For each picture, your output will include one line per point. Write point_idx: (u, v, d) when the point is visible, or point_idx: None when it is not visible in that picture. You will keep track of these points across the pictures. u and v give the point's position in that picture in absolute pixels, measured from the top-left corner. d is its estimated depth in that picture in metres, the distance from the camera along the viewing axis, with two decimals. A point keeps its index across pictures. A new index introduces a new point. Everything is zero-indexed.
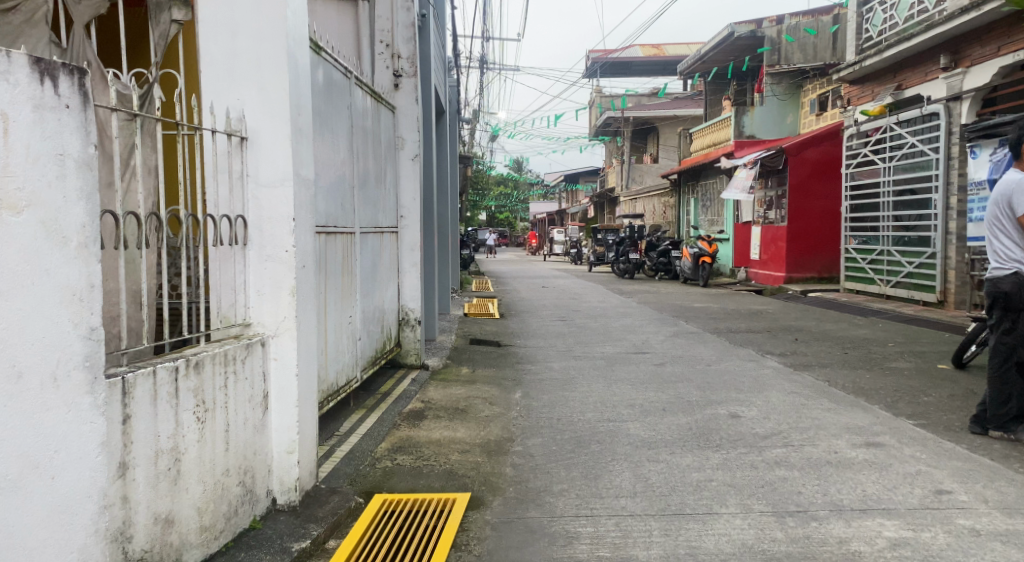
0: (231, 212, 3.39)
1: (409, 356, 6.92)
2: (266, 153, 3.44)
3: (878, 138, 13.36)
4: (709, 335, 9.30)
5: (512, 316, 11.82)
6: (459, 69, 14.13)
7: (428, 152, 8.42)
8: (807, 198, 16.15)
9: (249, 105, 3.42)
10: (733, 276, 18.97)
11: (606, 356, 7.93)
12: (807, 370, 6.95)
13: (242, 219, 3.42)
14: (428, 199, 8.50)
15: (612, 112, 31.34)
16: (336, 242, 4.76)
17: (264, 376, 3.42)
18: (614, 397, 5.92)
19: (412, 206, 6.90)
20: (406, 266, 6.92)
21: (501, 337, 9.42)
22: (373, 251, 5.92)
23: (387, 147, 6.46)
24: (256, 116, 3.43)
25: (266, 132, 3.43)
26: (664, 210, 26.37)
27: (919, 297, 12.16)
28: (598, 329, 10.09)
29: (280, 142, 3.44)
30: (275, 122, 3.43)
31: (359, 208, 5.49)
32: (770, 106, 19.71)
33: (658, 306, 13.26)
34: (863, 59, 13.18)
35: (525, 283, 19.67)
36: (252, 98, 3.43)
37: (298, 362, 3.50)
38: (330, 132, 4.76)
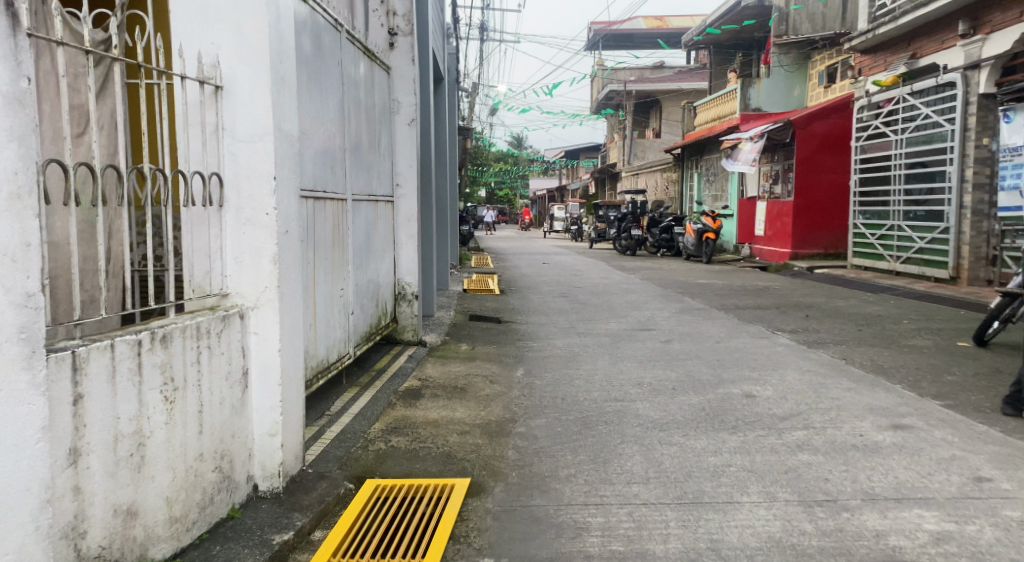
0: (204, 169, 3.07)
1: (405, 332, 6.63)
2: (244, 103, 3.11)
3: (891, 109, 13.19)
4: (716, 312, 9.01)
5: (512, 291, 11.53)
6: (458, 37, 13.76)
7: (426, 120, 8.11)
8: (815, 171, 15.84)
9: (225, 50, 3.10)
10: (737, 252, 18.67)
11: (610, 333, 7.63)
12: (821, 347, 6.67)
13: (217, 177, 3.11)
14: (426, 169, 8.20)
15: (614, 86, 30.93)
16: (326, 207, 4.46)
17: (242, 350, 3.11)
18: (620, 376, 5.62)
19: (408, 173, 6.58)
20: (402, 237, 6.61)
21: (501, 313, 9.13)
22: (367, 220, 5.61)
23: (382, 110, 6.15)
24: (233, 62, 3.11)
25: (244, 81, 3.11)
26: (667, 186, 26.02)
27: (930, 274, 11.91)
28: (601, 305, 9.81)
29: (258, 91, 3.11)
30: (252, 69, 3.10)
31: (351, 174, 5.18)
32: (777, 77, 19.39)
33: (661, 282, 12.96)
34: (876, 28, 13.09)
35: (524, 259, 19.37)
36: (228, 42, 3.10)
37: (280, 337, 3.19)
38: (319, 90, 4.46)
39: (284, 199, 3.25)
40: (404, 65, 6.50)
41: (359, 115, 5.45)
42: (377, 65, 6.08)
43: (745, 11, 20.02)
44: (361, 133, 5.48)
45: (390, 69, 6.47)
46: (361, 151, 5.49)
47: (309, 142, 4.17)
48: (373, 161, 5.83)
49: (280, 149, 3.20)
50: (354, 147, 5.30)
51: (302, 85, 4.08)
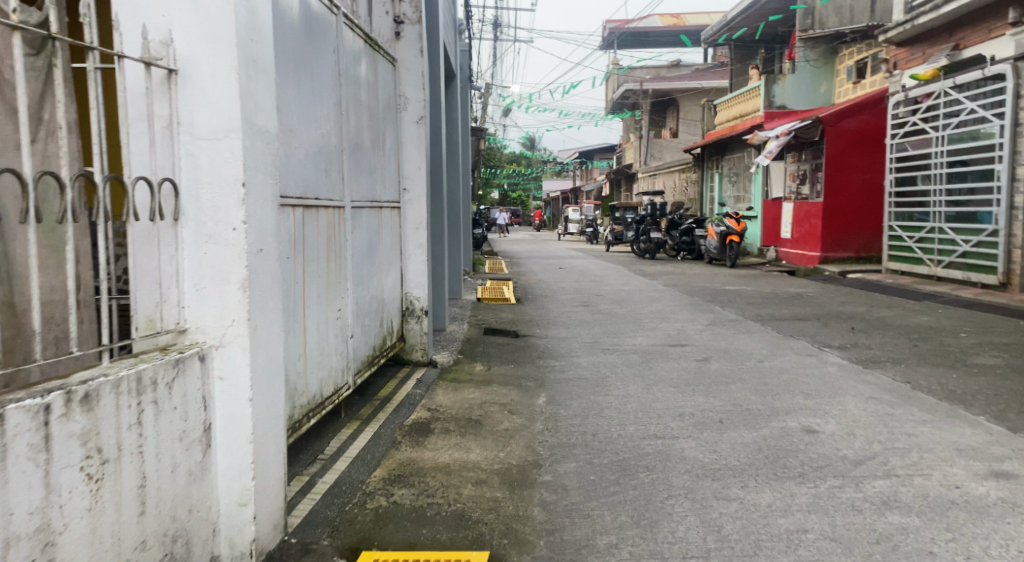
0: (154, 174, 2.44)
1: (414, 352, 5.99)
2: (204, 90, 2.47)
3: (928, 104, 12.83)
4: (752, 324, 8.35)
5: (529, 300, 10.89)
6: (471, 33, 13.12)
7: (437, 118, 7.48)
8: (845, 170, 15.13)
9: (180, 23, 2.47)
10: (762, 256, 17.96)
11: (639, 350, 6.98)
12: (878, 368, 6.00)
13: (170, 184, 2.48)
14: (434, 171, 7.58)
15: (630, 85, 30.30)
16: (319, 216, 3.83)
17: (204, 401, 2.46)
18: (657, 404, 4.97)
19: (416, 177, 5.95)
20: (410, 246, 5.98)
21: (519, 325, 8.50)
22: (370, 229, 4.97)
23: (386, 107, 5.52)
24: (190, 39, 2.47)
25: (205, 63, 2.47)
26: (686, 186, 25.35)
27: (976, 279, 11.63)
28: (626, 316, 9.16)
29: (221, 75, 2.46)
30: (214, 48, 2.46)
31: (351, 178, 4.55)
32: (803, 73, 18.68)
33: (687, 289, 12.27)
34: (915, 17, 12.82)
35: (540, 263, 18.70)
36: (185, 12, 2.46)
37: (252, 383, 2.53)
38: (311, 80, 3.83)
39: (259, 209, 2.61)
40: (410, 55, 5.89)
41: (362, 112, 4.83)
42: (381, 57, 5.46)
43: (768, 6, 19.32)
44: (363, 132, 4.86)
45: (396, 60, 5.85)
46: (364, 153, 4.88)
47: (297, 142, 3.55)
48: (377, 162, 5.21)
49: (252, 146, 2.56)
50: (353, 147, 4.65)
51: (284, 73, 3.46)
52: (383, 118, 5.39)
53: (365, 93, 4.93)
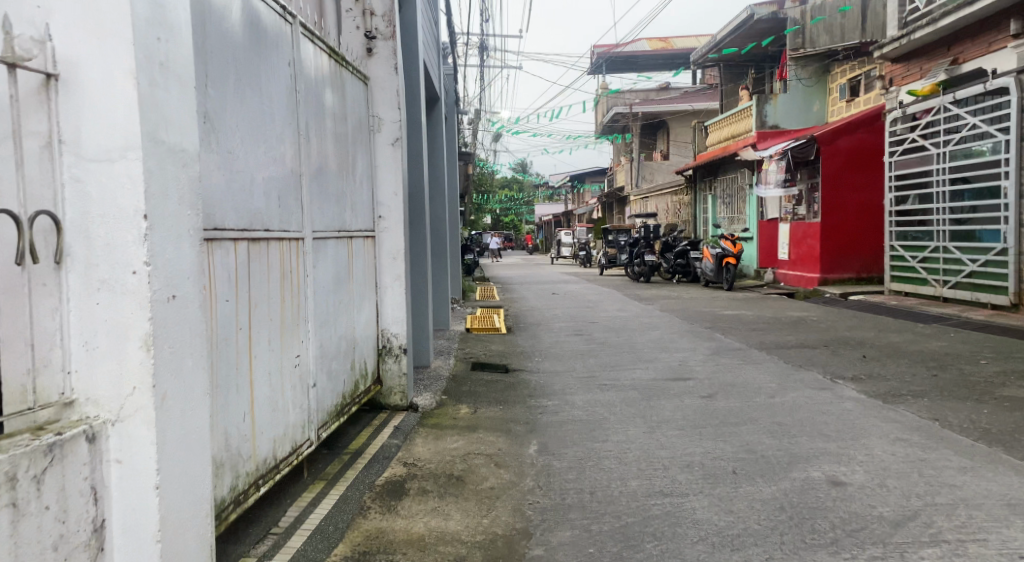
0: (45, 223, 2.30)
1: (392, 395, 5.43)
2: (101, 124, 2.31)
3: (929, 120, 12.45)
4: (756, 353, 7.85)
5: (520, 330, 10.36)
6: (456, 54, 12.67)
7: (418, 140, 6.97)
8: (842, 189, 14.69)
9: (75, 52, 2.31)
10: (760, 278, 17.48)
11: (637, 385, 6.46)
12: (899, 403, 5.51)
13: (61, 233, 2.32)
14: (415, 198, 7.07)
15: (620, 108, 29.99)
16: (269, 251, 3.33)
17: (95, 480, 2.30)
18: (662, 453, 4.44)
19: (393, 203, 5.43)
20: (386, 280, 5.45)
21: (509, 359, 7.98)
22: (338, 263, 4.43)
23: (357, 128, 5.02)
24: (87, 74, 2.31)
25: (105, 104, 2.31)
26: (679, 208, 24.95)
27: (986, 300, 11.19)
28: (622, 346, 8.65)
29: (115, 114, 2.30)
30: (111, 83, 2.29)
31: (314, 207, 4.02)
32: (795, 92, 18.33)
33: (685, 315, 11.75)
34: (911, 32, 12.45)
35: (532, 289, 18.16)
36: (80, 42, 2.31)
37: (157, 459, 2.34)
38: (257, 94, 3.33)
39: (171, 265, 2.41)
40: (383, 71, 5.38)
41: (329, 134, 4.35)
42: (351, 74, 4.98)
43: (757, 26, 18.94)
44: (331, 157, 4.37)
45: (368, 77, 5.35)
46: (333, 179, 4.39)
47: (236, 166, 3.06)
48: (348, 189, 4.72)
49: (155, 187, 2.35)
50: (318, 170, 4.13)
51: (217, 86, 2.97)
52: (353, 140, 4.90)
53: (332, 113, 4.44)
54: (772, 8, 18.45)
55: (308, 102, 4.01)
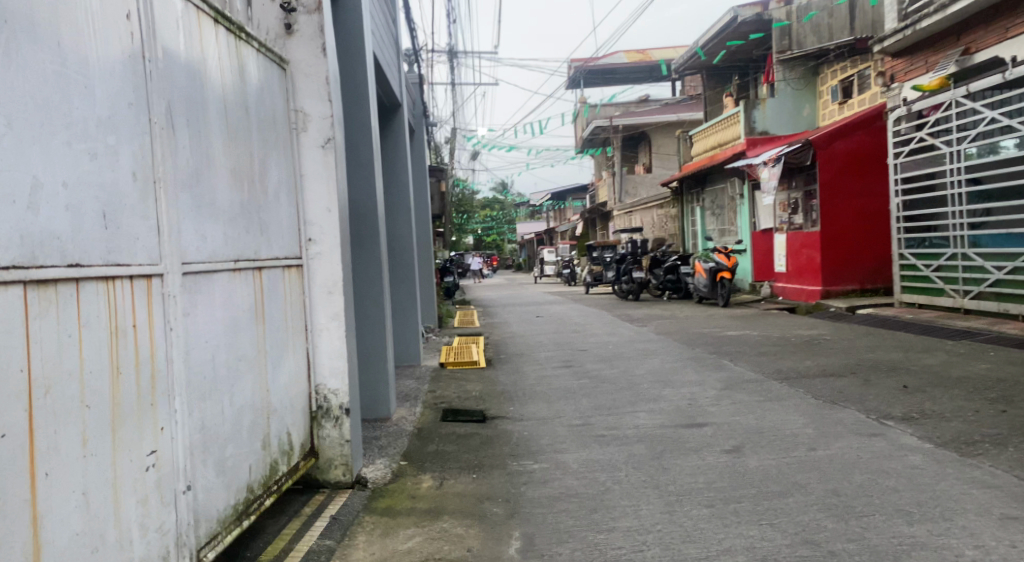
0: None
1: (332, 470, 4.20)
2: None
3: (938, 117, 11.40)
4: (776, 385, 6.68)
5: (501, 362, 9.14)
6: (422, 59, 11.50)
7: (365, 149, 5.79)
8: (842, 196, 13.62)
9: None
10: (755, 292, 16.38)
11: (643, 435, 5.27)
12: (977, 455, 4.38)
13: None
14: (363, 218, 5.89)
15: (599, 120, 28.94)
16: (79, 295, 2.28)
17: None
18: (691, 551, 3.26)
19: (325, 222, 4.24)
20: (320, 321, 4.23)
21: (486, 402, 6.77)
22: (240, 304, 3.23)
23: (270, 125, 3.85)
24: None
25: None
26: (665, 221, 23.89)
27: (1014, 311, 10.11)
28: (617, 380, 7.47)
29: None
30: None
31: (189, 229, 2.84)
32: (784, 96, 17.26)
33: (683, 337, 10.58)
34: (915, 22, 11.39)
35: (514, 312, 16.96)
36: None
37: None
38: (52, 54, 2.25)
39: None
40: (306, 51, 4.23)
41: (221, 127, 3.18)
42: (262, 55, 3.83)
43: (742, 28, 17.88)
44: (226, 161, 3.21)
45: (287, 61, 4.19)
46: (230, 191, 3.22)
47: None
48: (257, 203, 3.54)
49: None
50: (200, 176, 2.95)
51: None
52: (266, 138, 3.75)
53: (226, 101, 3.27)
54: (756, 9, 17.45)
55: (180, 80, 2.87)
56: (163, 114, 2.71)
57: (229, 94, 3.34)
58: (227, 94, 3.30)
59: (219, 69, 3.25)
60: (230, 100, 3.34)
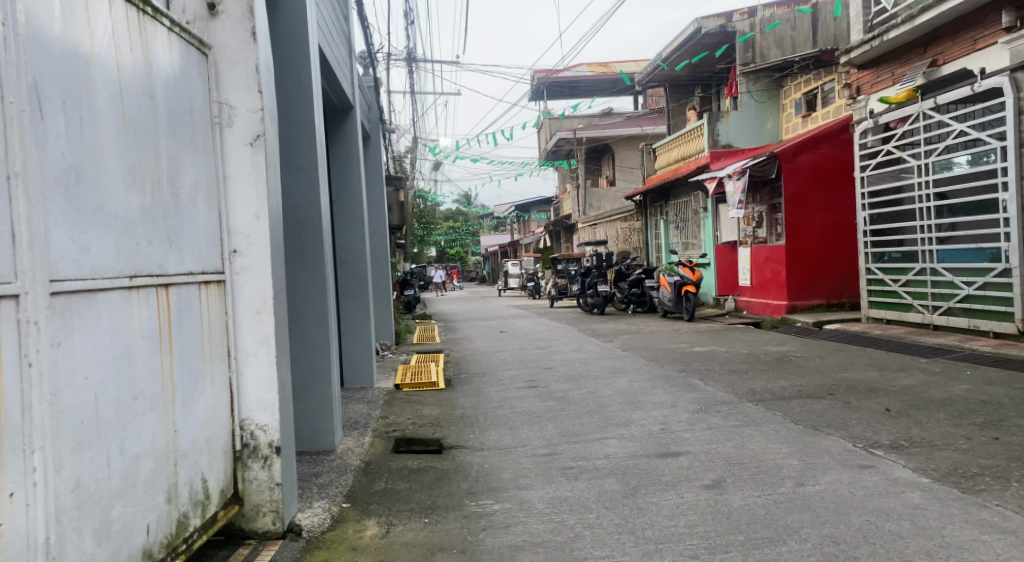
0: None
1: (259, 517, 3.71)
2: None
3: (905, 131, 10.69)
4: (753, 407, 6.22)
5: (460, 382, 8.60)
6: (379, 64, 11.00)
7: (307, 152, 5.31)
8: (807, 210, 13.23)
9: None
10: (719, 306, 16.04)
11: (614, 468, 4.77)
12: (981, 490, 3.95)
13: None
14: (304, 227, 5.36)
15: (562, 133, 28.59)
16: None
17: None
18: None
19: (253, 231, 3.75)
20: (247, 344, 3.73)
21: (441, 429, 6.22)
22: (140, 328, 2.74)
23: (189, 120, 3.36)
24: None
25: None
26: (629, 234, 23.55)
27: (986, 328, 9.44)
28: (583, 402, 6.96)
29: None
30: None
31: (63, 242, 2.38)
32: (747, 109, 16.76)
33: (651, 354, 10.12)
34: (883, 32, 10.55)
35: (477, 326, 16.41)
36: None
37: None
38: None
39: None
40: (232, 36, 3.72)
41: (118, 119, 2.70)
42: (179, 37, 3.32)
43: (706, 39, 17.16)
44: (124, 159, 2.73)
45: (208, 46, 3.68)
46: (129, 196, 2.73)
47: None
48: (167, 209, 3.04)
49: None
50: (85, 178, 2.47)
51: None
52: (182, 134, 3.25)
53: (129, 91, 2.79)
54: (719, 20, 16.75)
55: (59, 61, 2.39)
56: (26, 95, 2.26)
57: (134, 80, 2.84)
58: (130, 80, 2.80)
59: (119, 52, 2.75)
60: (134, 87, 2.83)
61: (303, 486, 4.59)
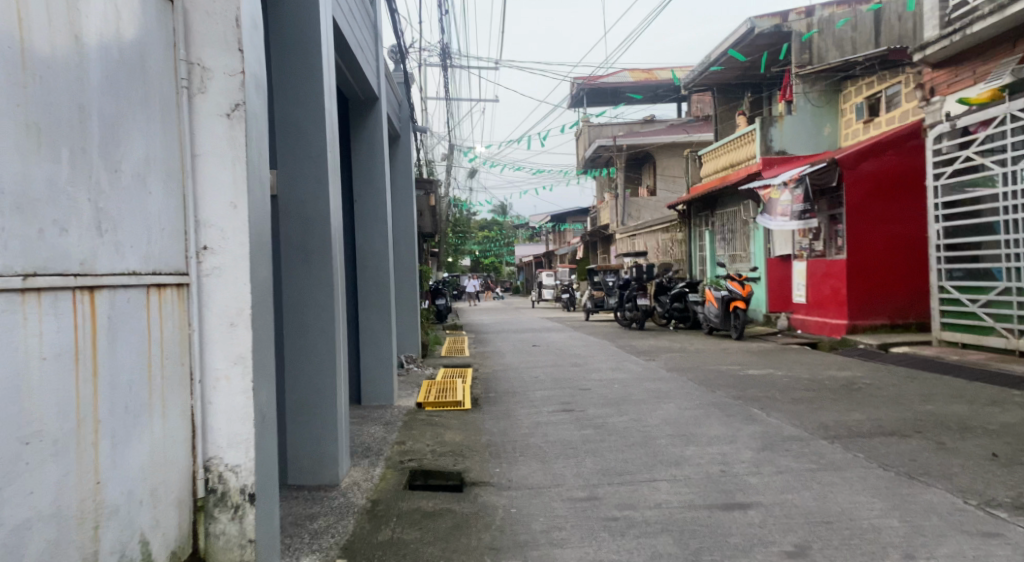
0: None
1: None
2: None
3: (987, 135, 9.70)
4: (826, 445, 5.34)
5: (488, 403, 7.80)
6: (409, 58, 10.31)
7: (317, 140, 4.64)
8: (869, 222, 12.26)
9: None
10: (769, 324, 15.06)
11: (667, 522, 3.95)
12: None
13: None
14: (311, 226, 4.66)
15: (603, 141, 27.77)
16: None
17: None
18: None
19: (228, 223, 3.02)
20: (216, 364, 3.00)
21: (463, 460, 5.43)
22: (26, 341, 2.08)
23: (143, 80, 2.66)
24: None
25: None
26: (671, 245, 22.60)
27: None
28: (625, 432, 6.12)
29: None
30: None
31: None
32: (802, 115, 15.82)
33: (698, 375, 9.26)
34: (967, 26, 9.57)
35: (509, 339, 15.61)
36: None
37: None
38: None
39: None
40: None
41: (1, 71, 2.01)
42: None
43: (759, 40, 16.34)
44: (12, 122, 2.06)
45: None
46: (20, 169, 2.09)
47: None
48: (97, 198, 2.37)
49: None
50: None
51: None
52: (130, 101, 2.56)
53: (29, 33, 2.12)
54: (774, 19, 15.93)
55: None
56: None
57: (47, 37, 2.19)
58: (37, 36, 2.15)
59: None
60: (45, 45, 2.18)
61: (291, 538, 3.83)
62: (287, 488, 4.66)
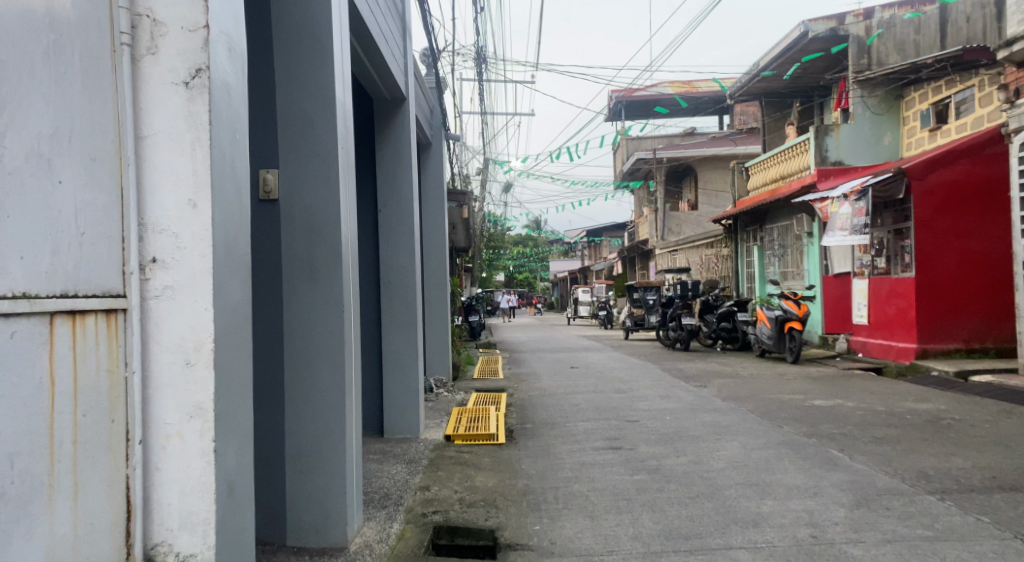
0: None
1: None
2: None
3: None
4: (935, 502, 4.41)
5: (525, 436, 6.93)
6: (442, 61, 9.55)
7: (326, 135, 3.87)
8: (941, 237, 11.26)
9: None
10: (827, 346, 14.04)
11: None
12: None
13: None
14: (316, 236, 3.86)
15: (642, 154, 26.89)
16: None
17: None
18: None
19: (184, 228, 2.25)
20: (164, 418, 2.22)
21: (496, 512, 4.60)
22: None
23: (50, 27, 1.92)
24: None
25: None
26: (715, 261, 21.60)
27: None
28: (685, 479, 5.24)
29: None
30: None
31: None
32: (860, 123, 14.83)
33: (758, 406, 8.32)
34: None
35: (546, 359, 14.73)
36: None
37: None
38: None
39: None
40: None
41: None
42: None
43: (812, 45, 15.37)
44: None
45: None
46: None
47: None
48: None
49: None
50: None
51: None
52: (25, 57, 1.83)
53: None
54: (830, 23, 14.96)
55: None
56: None
57: None
58: None
59: None
60: None
61: None
62: (285, 551, 3.86)
